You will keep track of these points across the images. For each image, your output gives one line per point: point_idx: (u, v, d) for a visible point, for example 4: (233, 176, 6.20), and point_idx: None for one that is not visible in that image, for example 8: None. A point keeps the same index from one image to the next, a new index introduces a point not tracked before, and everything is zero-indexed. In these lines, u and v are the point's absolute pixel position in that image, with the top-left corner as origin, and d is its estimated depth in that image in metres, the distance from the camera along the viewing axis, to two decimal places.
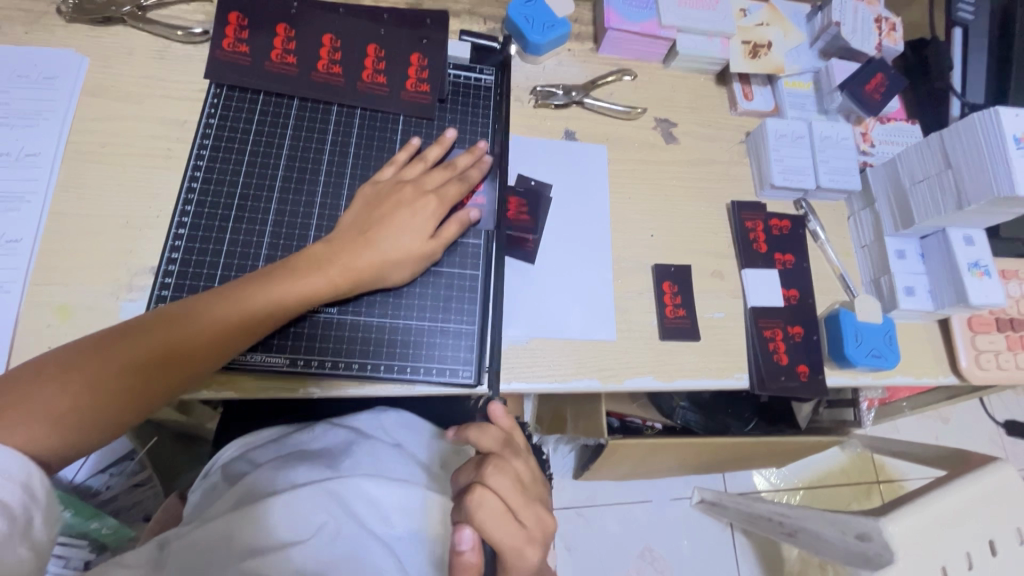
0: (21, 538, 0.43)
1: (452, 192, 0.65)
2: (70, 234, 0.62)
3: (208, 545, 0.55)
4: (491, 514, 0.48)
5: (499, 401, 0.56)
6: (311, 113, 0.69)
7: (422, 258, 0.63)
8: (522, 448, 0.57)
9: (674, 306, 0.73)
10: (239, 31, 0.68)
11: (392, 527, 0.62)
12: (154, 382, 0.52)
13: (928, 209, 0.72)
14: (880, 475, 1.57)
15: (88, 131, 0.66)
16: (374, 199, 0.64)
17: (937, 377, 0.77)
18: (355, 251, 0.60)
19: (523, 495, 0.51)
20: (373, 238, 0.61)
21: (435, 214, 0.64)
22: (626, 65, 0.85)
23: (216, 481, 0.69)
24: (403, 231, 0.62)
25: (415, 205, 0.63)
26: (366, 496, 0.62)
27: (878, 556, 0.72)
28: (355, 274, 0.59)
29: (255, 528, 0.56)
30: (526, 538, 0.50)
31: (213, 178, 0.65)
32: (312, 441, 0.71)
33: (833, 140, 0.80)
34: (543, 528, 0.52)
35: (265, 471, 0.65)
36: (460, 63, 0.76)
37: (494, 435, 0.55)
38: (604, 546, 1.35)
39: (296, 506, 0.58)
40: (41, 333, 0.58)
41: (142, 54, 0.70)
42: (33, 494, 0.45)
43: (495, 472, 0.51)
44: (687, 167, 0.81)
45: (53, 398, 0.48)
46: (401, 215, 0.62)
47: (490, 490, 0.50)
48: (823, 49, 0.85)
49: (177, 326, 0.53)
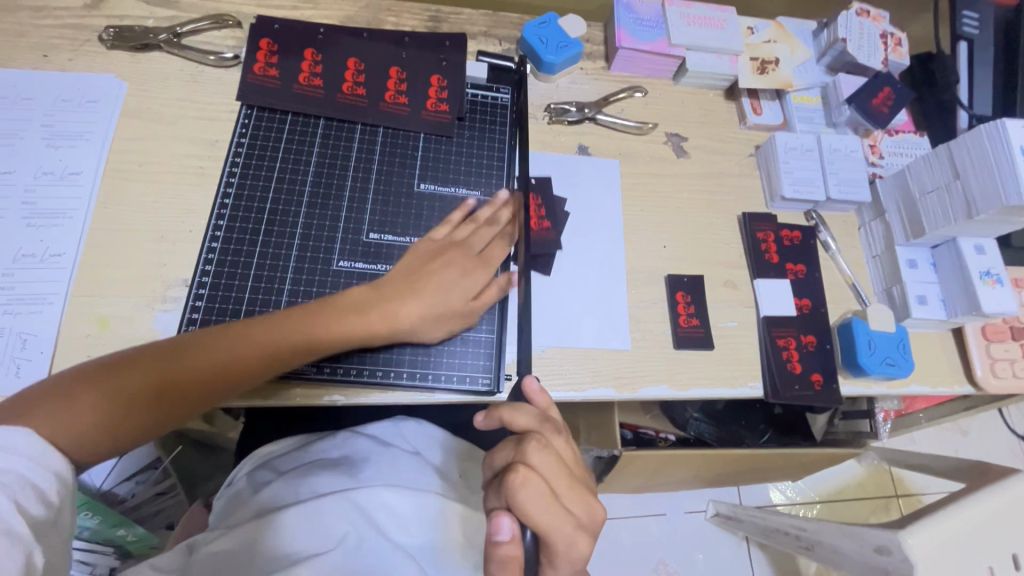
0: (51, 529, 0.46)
1: (496, 256, 0.68)
2: (110, 248, 0.65)
3: (236, 554, 0.57)
4: (534, 495, 0.48)
5: (533, 378, 0.55)
6: (337, 131, 0.72)
7: (459, 317, 0.64)
8: (561, 425, 0.55)
9: (687, 315, 0.75)
10: (269, 57, 0.72)
11: (412, 537, 0.63)
12: (177, 400, 0.55)
13: (938, 219, 0.73)
14: (899, 489, 1.55)
15: (126, 150, 0.70)
16: (427, 255, 0.65)
17: (952, 386, 0.77)
18: (379, 308, 0.61)
19: (568, 475, 0.50)
20: (420, 289, 0.62)
21: (480, 277, 0.66)
22: (637, 82, 0.87)
23: (240, 488, 0.71)
24: (450, 289, 0.63)
25: (463, 265, 0.65)
26: (386, 505, 0.63)
27: (898, 571, 0.73)
28: (386, 321, 0.61)
29: (280, 537, 0.59)
30: (574, 524, 0.49)
31: (245, 194, 0.68)
32: (333, 449, 0.73)
33: (842, 152, 0.81)
34: (592, 515, 0.50)
35: (289, 480, 0.67)
36: (478, 82, 0.79)
37: (529, 413, 0.53)
38: (619, 559, 1.34)
39: (318, 516, 0.60)
40: (82, 342, 0.61)
41: (177, 78, 0.74)
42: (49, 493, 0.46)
43: (537, 451, 0.49)
44: (698, 180, 0.83)
45: (79, 407, 0.50)
46: (447, 274, 0.64)
47: (534, 470, 0.49)
48: (829, 65, 0.88)
49: (210, 346, 0.55)
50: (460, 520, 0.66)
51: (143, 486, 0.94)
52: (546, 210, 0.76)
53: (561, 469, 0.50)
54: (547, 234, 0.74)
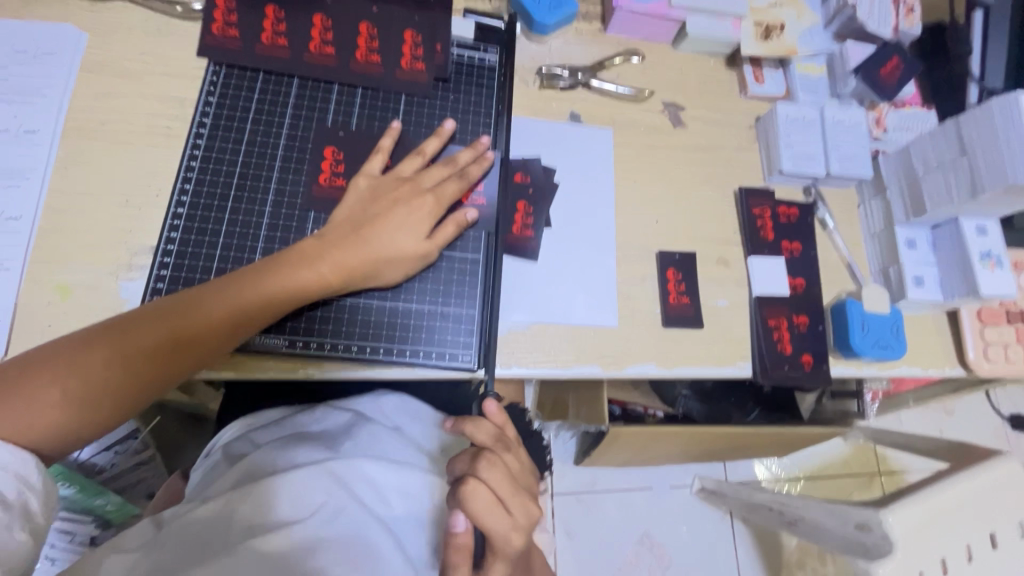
0: (21, 526, 0.45)
1: (449, 192, 0.63)
2: (70, 212, 0.62)
3: (207, 525, 0.55)
4: (481, 505, 0.47)
5: (493, 398, 0.55)
6: (312, 91, 0.68)
7: (416, 259, 0.61)
8: (512, 442, 0.55)
9: (677, 293, 0.72)
10: (227, 16, 0.67)
11: (391, 508, 0.62)
12: (165, 376, 0.53)
13: (940, 197, 0.70)
14: (882, 466, 1.57)
15: (87, 107, 0.65)
16: (370, 194, 0.62)
17: (943, 369, 0.76)
18: (346, 248, 0.58)
19: (515, 486, 0.49)
20: (368, 235, 0.59)
21: (432, 214, 0.62)
22: (634, 46, 0.83)
23: (216, 460, 0.69)
24: (399, 230, 0.60)
25: (412, 204, 0.61)
26: (366, 477, 0.62)
27: (876, 547, 0.71)
28: (346, 271, 0.58)
29: (255, 506, 0.56)
30: (513, 525, 0.49)
31: (213, 157, 0.64)
32: (312, 423, 0.71)
33: (845, 125, 0.78)
34: (532, 516, 0.50)
35: (266, 452, 0.65)
36: (464, 42, 0.74)
37: (487, 429, 0.53)
38: (603, 530, 1.36)
39: (295, 485, 0.58)
40: (43, 311, 0.58)
41: (141, 31, 0.69)
42: (31, 484, 0.46)
43: (487, 464, 0.49)
44: (694, 151, 0.80)
45: (75, 372, 0.49)
46: (396, 215, 0.60)
47: (482, 482, 0.48)
48: (837, 32, 0.82)
49: (197, 307, 0.54)
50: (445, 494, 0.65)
51: (123, 456, 0.88)
52: (526, 189, 0.72)
53: (508, 479, 0.49)
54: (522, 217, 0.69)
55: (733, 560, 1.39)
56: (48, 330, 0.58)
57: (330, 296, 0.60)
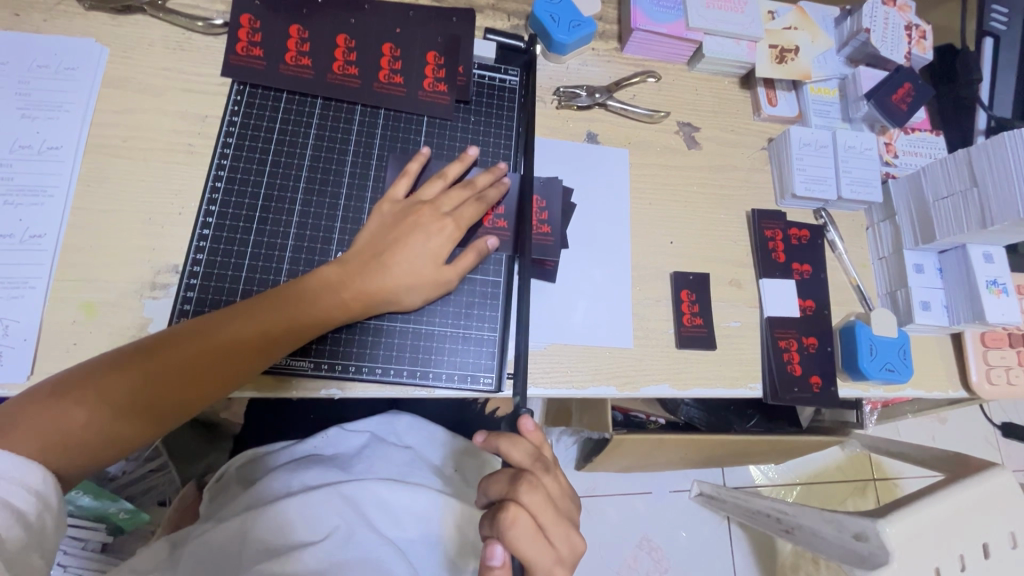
0: (36, 546, 0.46)
1: (467, 216, 0.64)
2: (93, 230, 0.62)
3: (223, 546, 0.57)
4: (523, 534, 0.48)
5: (528, 419, 0.53)
6: (336, 112, 0.68)
7: (436, 285, 0.62)
8: (552, 462, 0.55)
9: (691, 314, 0.74)
10: (252, 35, 0.67)
11: (404, 530, 0.63)
12: (189, 400, 0.54)
13: (950, 226, 0.72)
14: (876, 473, 1.59)
15: (109, 124, 0.65)
16: (391, 220, 0.63)
17: (946, 391, 0.78)
18: (368, 275, 0.59)
19: (556, 514, 0.50)
20: (389, 262, 0.60)
21: (452, 238, 0.63)
22: (650, 66, 0.83)
23: (230, 483, 0.71)
24: (418, 256, 0.61)
25: (432, 228, 0.62)
26: (378, 499, 0.63)
27: (873, 556, 0.74)
28: (366, 297, 0.59)
29: (270, 528, 0.58)
30: (554, 558, 0.49)
31: (238, 178, 0.64)
32: (325, 446, 0.72)
33: (858, 150, 0.79)
34: (573, 548, 0.51)
35: (279, 473, 0.66)
36: (485, 62, 0.74)
37: (524, 449, 0.52)
38: (603, 535, 1.38)
39: (309, 507, 0.59)
40: (67, 329, 0.58)
41: (163, 46, 0.69)
42: (47, 501, 0.47)
43: (528, 490, 0.49)
44: (707, 172, 0.81)
45: (103, 392, 0.50)
46: (416, 240, 0.61)
47: (524, 509, 0.48)
48: (850, 55, 0.84)
49: (223, 331, 0.54)
50: (459, 516, 0.66)
51: (134, 465, 0.88)
52: (548, 211, 0.71)
53: (549, 507, 0.50)
54: (545, 240, 0.70)
55: (730, 564, 1.42)
56: (73, 348, 0.58)
57: (353, 320, 0.61)
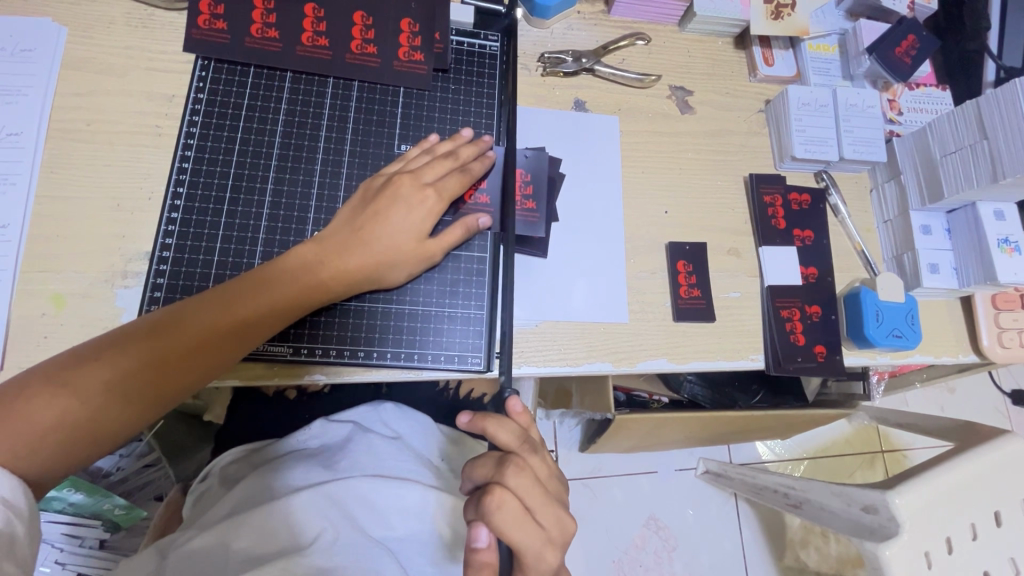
0: (6, 555, 0.42)
1: (452, 188, 0.60)
2: (61, 219, 0.59)
3: (205, 556, 0.55)
4: (509, 517, 0.45)
5: (516, 399, 0.52)
6: (306, 86, 0.65)
7: (420, 260, 0.59)
8: (538, 445, 0.52)
9: (688, 286, 0.71)
10: (215, 7, 0.64)
11: (392, 530, 0.61)
12: (164, 394, 0.51)
13: (959, 182, 0.69)
14: (885, 444, 1.57)
15: (72, 107, 0.62)
16: (370, 192, 0.59)
17: (956, 357, 0.75)
18: (347, 250, 0.57)
19: (544, 495, 0.48)
20: (369, 236, 0.57)
21: (433, 210, 0.59)
22: (639, 28, 0.79)
23: (213, 484, 0.69)
24: (398, 227, 0.58)
25: (412, 200, 0.58)
26: (361, 496, 0.61)
27: (882, 528, 0.71)
28: (348, 275, 0.57)
29: (252, 537, 0.56)
30: (544, 540, 0.47)
31: (206, 158, 0.62)
32: (308, 440, 0.71)
33: (859, 108, 0.75)
34: (562, 529, 0.49)
35: (262, 474, 0.64)
36: (463, 28, 0.71)
37: (512, 429, 0.49)
38: (610, 515, 1.37)
39: (293, 512, 0.58)
40: (36, 322, 0.56)
41: (124, 23, 0.65)
42: (15, 509, 0.44)
43: (515, 473, 0.47)
44: (702, 137, 0.77)
45: (71, 391, 0.47)
46: (397, 211, 0.58)
47: (510, 491, 0.46)
48: (850, 9, 0.80)
49: (193, 320, 0.52)
50: (449, 510, 0.64)
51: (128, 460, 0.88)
52: (533, 185, 0.68)
53: (537, 487, 0.47)
54: (530, 217, 0.67)
55: (738, 540, 1.41)
56: (44, 342, 0.56)
57: (335, 300, 0.59)
